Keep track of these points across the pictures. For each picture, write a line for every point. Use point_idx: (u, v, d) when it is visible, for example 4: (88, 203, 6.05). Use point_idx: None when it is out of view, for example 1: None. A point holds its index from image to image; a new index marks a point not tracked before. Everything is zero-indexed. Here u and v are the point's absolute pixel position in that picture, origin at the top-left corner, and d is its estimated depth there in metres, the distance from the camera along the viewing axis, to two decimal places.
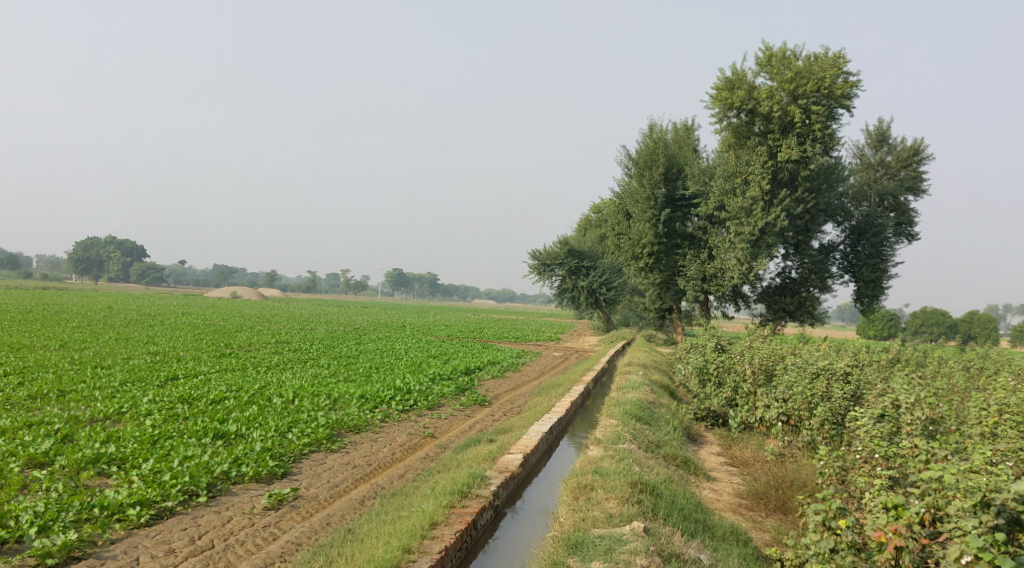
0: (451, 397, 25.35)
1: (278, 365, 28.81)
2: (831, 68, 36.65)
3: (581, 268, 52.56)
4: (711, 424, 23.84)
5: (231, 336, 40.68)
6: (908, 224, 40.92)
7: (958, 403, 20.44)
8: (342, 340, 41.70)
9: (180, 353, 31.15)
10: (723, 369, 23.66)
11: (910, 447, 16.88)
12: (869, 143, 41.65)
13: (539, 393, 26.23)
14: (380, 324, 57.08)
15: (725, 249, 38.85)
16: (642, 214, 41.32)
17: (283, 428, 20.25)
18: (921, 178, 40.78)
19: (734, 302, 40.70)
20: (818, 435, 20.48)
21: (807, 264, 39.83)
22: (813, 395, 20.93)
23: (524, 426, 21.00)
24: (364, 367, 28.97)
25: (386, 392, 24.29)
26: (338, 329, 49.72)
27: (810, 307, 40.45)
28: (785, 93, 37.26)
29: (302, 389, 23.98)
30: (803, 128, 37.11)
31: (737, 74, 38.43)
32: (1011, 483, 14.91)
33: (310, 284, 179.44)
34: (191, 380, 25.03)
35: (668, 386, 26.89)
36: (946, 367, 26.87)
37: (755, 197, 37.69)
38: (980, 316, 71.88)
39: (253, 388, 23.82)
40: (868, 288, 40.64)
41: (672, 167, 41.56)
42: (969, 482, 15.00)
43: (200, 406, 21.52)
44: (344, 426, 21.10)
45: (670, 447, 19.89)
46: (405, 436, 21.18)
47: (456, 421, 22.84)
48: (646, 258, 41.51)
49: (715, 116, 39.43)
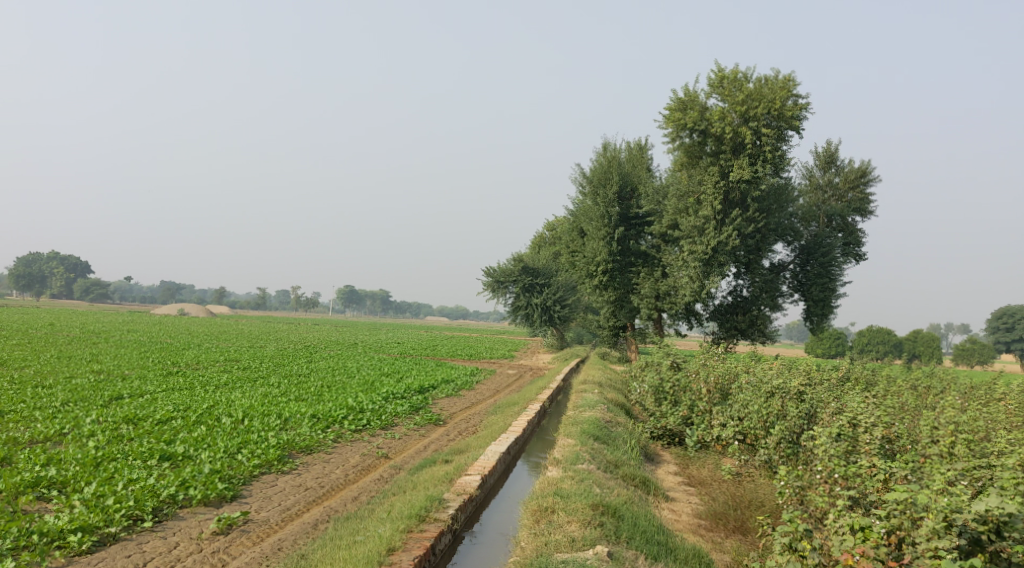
0: (405, 416, 24.92)
1: (227, 384, 28.15)
2: (781, 90, 36.96)
3: (535, 286, 52.43)
4: (668, 443, 23.51)
5: (178, 354, 39.79)
6: (856, 244, 41.43)
7: (911, 420, 20.43)
8: (293, 358, 41.00)
9: (125, 372, 30.32)
10: (679, 387, 23.59)
11: (869, 467, 17.04)
12: (817, 165, 42.09)
13: (495, 412, 25.94)
14: (331, 341, 56.37)
15: (678, 267, 38.92)
16: (596, 232, 41.24)
17: (232, 449, 19.68)
18: (868, 199, 41.34)
19: (687, 320, 40.74)
20: (775, 455, 20.38)
21: (758, 284, 39.97)
22: (769, 415, 20.95)
23: (481, 446, 20.65)
24: (316, 385, 28.42)
25: (339, 411, 23.80)
26: (288, 347, 48.96)
27: (761, 326, 40.62)
28: (736, 114, 37.43)
29: (252, 408, 23.41)
30: (754, 149, 37.34)
31: (690, 95, 38.64)
32: (972, 504, 15.03)
33: (260, 300, 177.34)
34: (137, 399, 24.32)
35: (624, 404, 26.74)
36: (896, 385, 27.06)
37: (708, 216, 37.97)
38: (924, 335, 73.13)
39: (201, 407, 23.20)
40: (817, 306, 40.93)
41: (626, 187, 41.34)
42: (938, 502, 14.99)
43: (146, 427, 20.89)
44: (296, 447, 20.58)
45: (628, 467, 19.68)
46: (358, 457, 20.73)
47: (410, 441, 22.42)
48: (601, 276, 41.44)
49: (668, 135, 39.56)
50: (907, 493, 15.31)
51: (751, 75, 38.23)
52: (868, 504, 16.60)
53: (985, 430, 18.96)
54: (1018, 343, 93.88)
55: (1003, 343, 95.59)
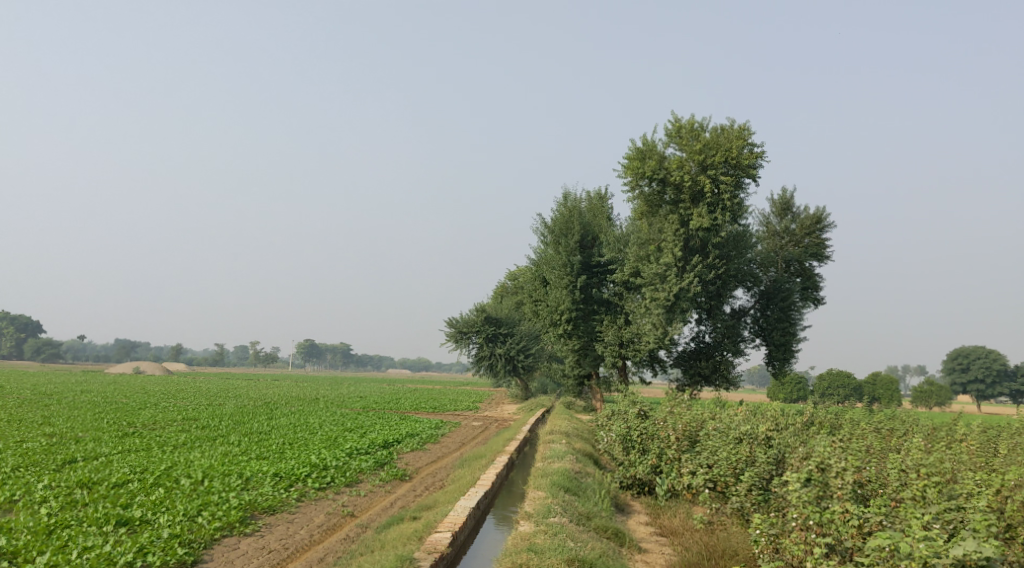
0: (370, 472, 24.40)
1: (185, 444, 27.44)
2: (738, 139, 37.50)
3: (497, 336, 52.14)
4: (637, 492, 23.23)
5: (134, 414, 38.84)
6: (814, 288, 41.82)
7: (878, 460, 20.30)
8: (253, 415, 40.17)
9: (78, 434, 29.45)
10: (647, 436, 23.28)
11: (842, 512, 16.81)
12: (774, 212, 42.52)
13: (461, 465, 25.52)
14: (291, 397, 55.46)
15: (640, 314, 38.83)
16: (558, 280, 41.08)
17: (192, 511, 19.07)
18: (825, 245, 41.81)
19: (651, 367, 40.59)
20: (746, 502, 20.05)
21: (720, 329, 40.12)
22: (738, 461, 20.77)
23: (450, 501, 20.22)
24: (277, 443, 27.81)
25: (301, 469, 23.25)
26: (247, 404, 48.07)
27: (724, 371, 40.59)
28: (694, 163, 37.87)
29: (211, 468, 22.78)
30: (713, 197, 37.71)
31: (648, 145, 38.97)
32: (949, 548, 15.19)
33: (217, 357, 174.92)
34: (90, 463, 23.57)
35: (592, 454, 26.46)
36: (860, 428, 27.05)
37: (669, 263, 38.02)
38: (882, 378, 73.82)
39: (158, 469, 22.53)
40: (778, 351, 41.09)
41: (588, 235, 41.69)
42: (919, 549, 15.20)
43: (101, 491, 20.20)
44: (258, 507, 19.99)
45: (600, 519, 19.33)
46: (323, 516, 20.18)
47: (375, 498, 21.90)
48: (564, 324, 41.13)
49: (627, 185, 39.79)
50: (890, 542, 15.49)
51: (707, 125, 38.74)
52: (846, 552, 16.62)
53: (952, 470, 18.86)
54: (974, 384, 95.08)
55: (959, 385, 96.72)
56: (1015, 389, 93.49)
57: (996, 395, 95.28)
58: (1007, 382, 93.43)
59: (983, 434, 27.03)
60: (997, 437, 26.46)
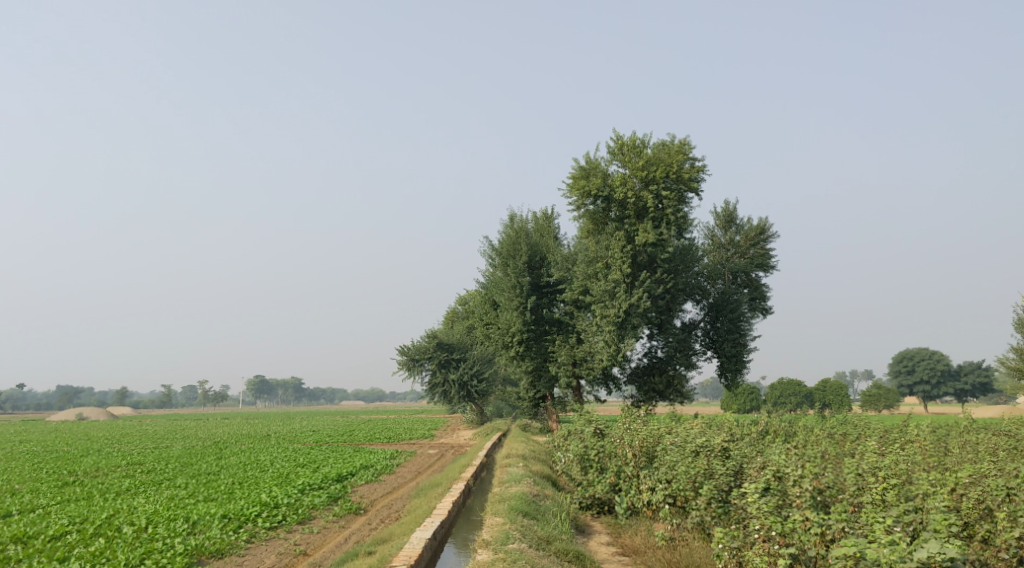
0: (323, 508, 23.71)
1: (129, 490, 26.47)
2: (678, 154, 37.82)
3: (450, 362, 51.56)
4: (598, 512, 22.82)
5: (75, 462, 37.64)
6: (762, 298, 41.98)
7: (835, 466, 20.17)
8: (200, 456, 39.14)
9: (16, 486, 28.39)
10: (604, 454, 22.94)
11: (803, 520, 16.54)
12: (718, 225, 42.69)
13: (417, 495, 24.95)
14: (241, 435, 54.24)
15: (592, 332, 38.49)
16: (508, 302, 40.62)
17: (134, 561, 18.24)
18: (770, 255, 42.07)
19: (605, 385, 40.29)
20: (707, 515, 19.77)
21: (672, 343, 39.99)
22: (696, 474, 20.38)
23: (405, 534, 19.62)
24: (226, 483, 27.01)
25: (251, 508, 22.50)
26: (196, 444, 46.88)
27: (678, 385, 40.53)
28: (637, 179, 38.00)
29: (156, 514, 21.95)
30: (657, 212, 37.93)
31: (591, 163, 38.97)
32: (912, 552, 14.99)
33: (164, 400, 171.43)
34: (26, 516, 22.61)
35: (550, 476, 26.02)
36: (813, 435, 26.96)
37: (617, 280, 37.82)
38: (831, 384, 74.49)
39: (99, 518, 21.64)
40: (731, 362, 41.06)
41: (536, 256, 41.42)
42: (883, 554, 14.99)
43: (37, 545, 19.31)
44: (205, 552, 19.21)
45: (560, 542, 18.86)
46: (274, 556, 19.47)
47: (329, 535, 21.23)
48: (516, 347, 40.62)
49: (573, 204, 39.69)
50: (856, 549, 15.20)
51: (648, 141, 38.95)
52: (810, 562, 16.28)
53: (907, 470, 18.78)
54: (919, 385, 96.49)
55: (906, 387, 98.01)
56: (958, 387, 95.12)
57: (941, 395, 96.85)
58: (950, 381, 95.10)
59: (933, 433, 27.21)
60: (947, 436, 26.64)
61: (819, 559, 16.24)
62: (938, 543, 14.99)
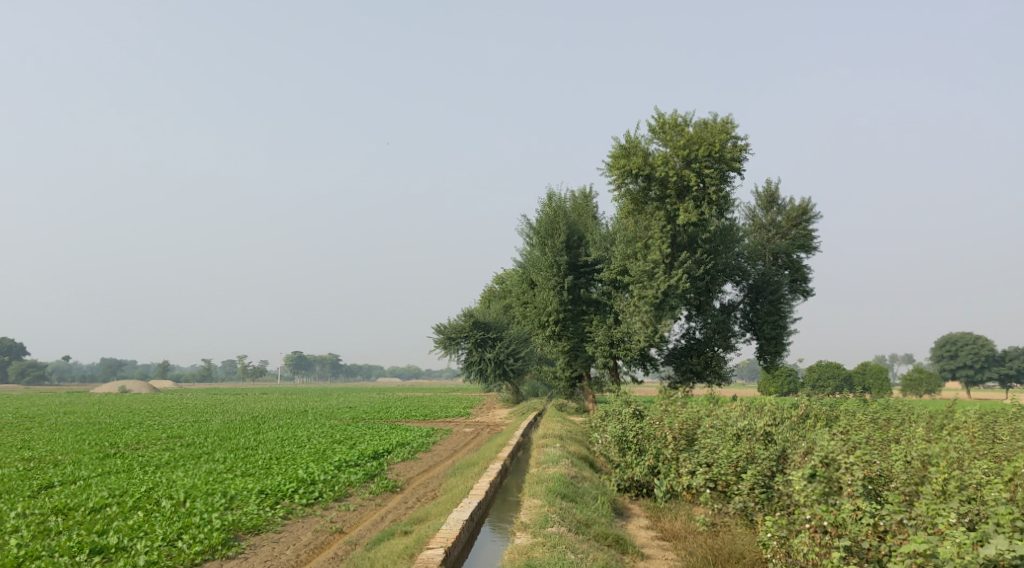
0: (359, 485, 23.59)
1: (167, 463, 26.57)
2: (721, 132, 37.07)
3: (486, 340, 51.36)
4: (636, 495, 22.36)
5: (117, 433, 37.99)
6: (803, 280, 41.27)
7: (881, 452, 19.63)
8: (238, 430, 39.29)
9: (58, 457, 28.67)
10: (642, 436, 22.50)
11: (854, 510, 16.01)
12: (759, 204, 41.97)
13: (454, 474, 24.75)
14: (279, 410, 54.51)
15: (630, 313, 37.93)
16: (545, 281, 40.08)
17: (172, 535, 18.10)
18: (812, 236, 41.32)
19: (642, 366, 39.81)
20: (749, 501, 19.28)
21: (710, 325, 39.40)
22: (738, 459, 19.97)
23: (442, 514, 19.37)
24: (264, 458, 27.03)
25: (288, 484, 22.42)
26: (235, 418, 47.15)
27: (716, 367, 39.94)
28: (679, 158, 37.41)
29: (194, 488, 21.96)
30: (698, 191, 37.28)
31: (631, 141, 38.35)
32: (978, 548, 14.45)
33: (204, 373, 173.45)
34: (68, 488, 22.78)
35: (587, 456, 25.67)
36: (856, 419, 26.34)
37: (656, 260, 37.26)
38: (872, 367, 73.38)
39: (138, 491, 21.67)
40: (770, 345, 40.42)
41: (574, 236, 40.91)
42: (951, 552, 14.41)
43: (77, 517, 19.33)
44: (242, 528, 19.10)
45: (600, 526, 18.55)
46: (311, 533, 19.32)
47: (365, 513, 21.09)
48: (553, 326, 40.17)
49: (612, 183, 39.10)
50: (923, 546, 14.63)
51: (690, 120, 38.29)
52: (865, 555, 15.63)
53: (958, 459, 18.21)
54: (963, 370, 94.87)
55: (949, 371, 96.44)
56: (1003, 373, 93.24)
57: (986, 380, 95.15)
58: (995, 366, 93.41)
59: (981, 420, 26.48)
60: (994, 422, 25.87)
61: (875, 552, 15.60)
62: (1005, 540, 14.44)
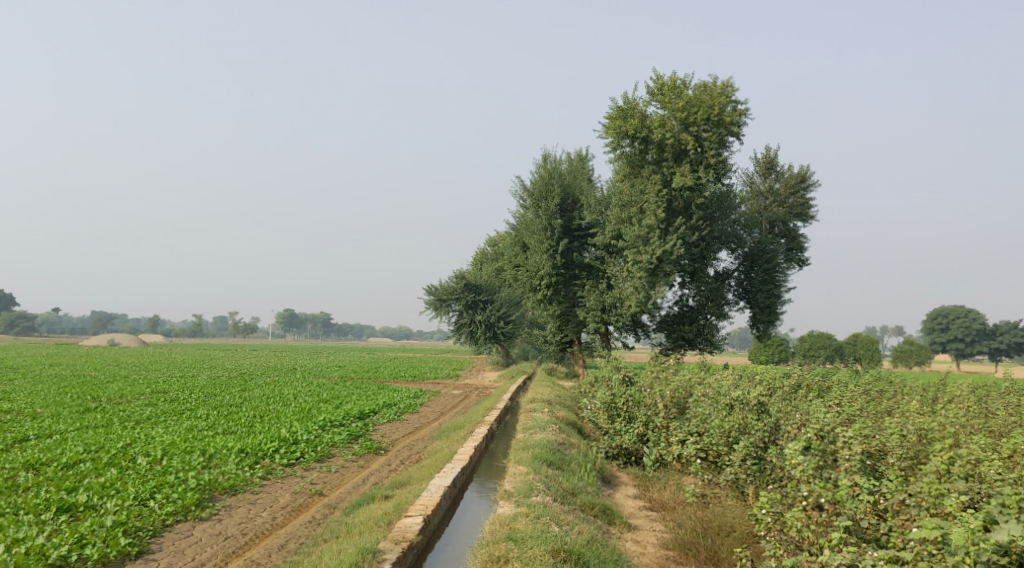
0: (343, 445, 23.07)
1: (149, 419, 25.97)
2: (720, 95, 36.24)
3: (478, 302, 50.76)
4: (624, 463, 21.78)
5: (100, 387, 37.29)
6: (799, 249, 40.62)
7: (875, 425, 19.12)
8: (224, 387, 38.62)
9: (37, 409, 28.06)
10: (632, 402, 21.98)
11: (852, 485, 15.49)
12: (757, 170, 41.16)
13: (439, 437, 24.24)
14: (267, 368, 54.00)
15: (622, 279, 37.25)
16: (538, 244, 39.32)
17: (144, 494, 17.54)
18: (810, 205, 40.58)
19: (633, 331, 39.30)
20: (741, 473, 18.70)
21: (704, 292, 38.81)
22: (730, 429, 19.43)
23: (424, 479, 18.82)
24: (247, 416, 26.45)
25: (269, 444, 21.84)
26: (222, 375, 46.53)
27: (708, 334, 39.31)
28: (676, 121, 36.58)
29: (172, 445, 21.38)
30: (695, 155, 36.52)
31: (629, 103, 37.40)
32: (985, 533, 13.89)
33: (195, 329, 172.95)
34: (42, 442, 22.17)
35: (575, 422, 25.13)
36: (849, 390, 25.84)
37: (651, 225, 36.50)
38: (862, 338, 72.77)
39: (115, 447, 21.09)
40: (764, 314, 39.79)
41: (568, 199, 40.15)
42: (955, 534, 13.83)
43: (48, 473, 18.74)
44: (218, 488, 18.56)
45: (586, 495, 18.05)
46: (289, 495, 18.77)
47: (347, 474, 20.57)
48: (544, 290, 39.54)
49: (608, 146, 38.25)
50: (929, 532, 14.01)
51: (689, 82, 37.38)
52: (864, 533, 15.04)
53: (954, 434, 17.67)
54: (953, 343, 94.59)
55: (939, 344, 96.30)
56: (994, 347, 92.93)
57: (975, 354, 94.91)
58: (986, 340, 92.91)
59: (974, 392, 26.03)
60: (988, 396, 25.35)
61: (874, 531, 15.02)
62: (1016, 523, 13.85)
